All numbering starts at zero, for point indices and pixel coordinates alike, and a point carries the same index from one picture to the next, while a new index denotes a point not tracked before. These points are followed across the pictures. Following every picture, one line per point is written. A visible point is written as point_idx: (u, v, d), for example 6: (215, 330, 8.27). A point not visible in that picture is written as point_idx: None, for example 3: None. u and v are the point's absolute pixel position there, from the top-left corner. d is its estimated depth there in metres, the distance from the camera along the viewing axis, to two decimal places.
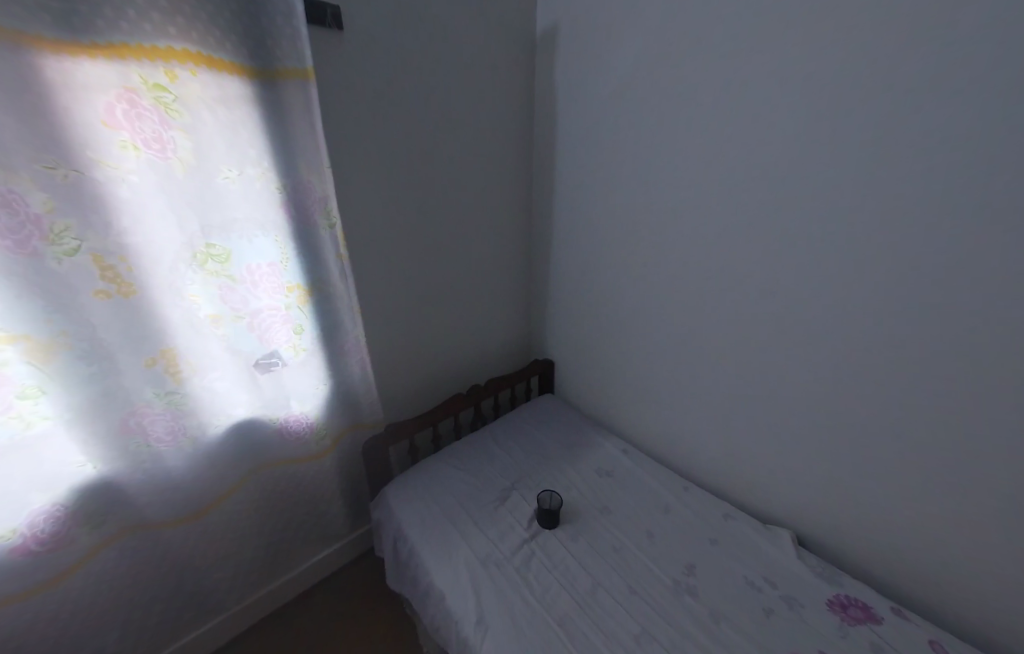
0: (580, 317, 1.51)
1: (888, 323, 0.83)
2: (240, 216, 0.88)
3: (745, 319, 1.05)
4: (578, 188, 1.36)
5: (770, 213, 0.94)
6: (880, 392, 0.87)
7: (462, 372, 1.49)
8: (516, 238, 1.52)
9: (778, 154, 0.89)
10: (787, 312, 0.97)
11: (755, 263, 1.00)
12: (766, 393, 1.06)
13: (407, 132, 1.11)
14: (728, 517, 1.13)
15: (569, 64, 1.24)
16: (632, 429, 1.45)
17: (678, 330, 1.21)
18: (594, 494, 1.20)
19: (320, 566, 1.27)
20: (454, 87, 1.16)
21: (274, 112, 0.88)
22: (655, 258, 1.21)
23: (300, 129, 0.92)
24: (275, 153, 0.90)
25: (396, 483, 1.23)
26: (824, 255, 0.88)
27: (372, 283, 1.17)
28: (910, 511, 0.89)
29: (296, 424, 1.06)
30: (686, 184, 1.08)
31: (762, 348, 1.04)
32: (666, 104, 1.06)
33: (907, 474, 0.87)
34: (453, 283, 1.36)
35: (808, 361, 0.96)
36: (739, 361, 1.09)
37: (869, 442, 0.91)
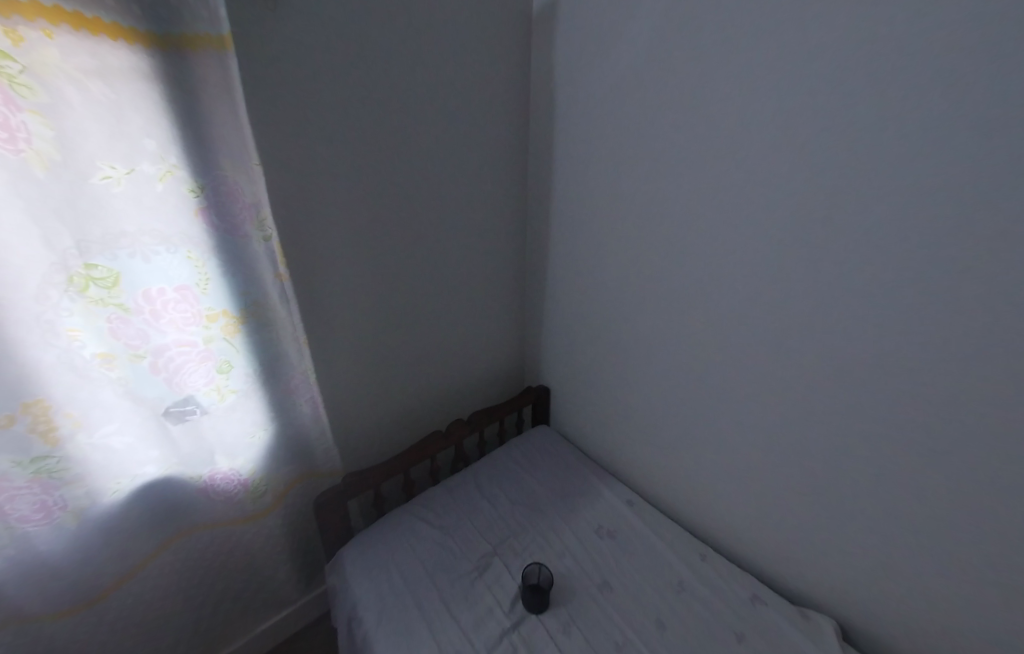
0: (579, 342, 1.30)
1: (992, 389, 0.60)
2: (135, 228, 0.67)
3: (782, 366, 0.83)
4: (578, 195, 1.14)
5: (824, 240, 0.71)
6: (972, 482, 0.64)
7: (442, 404, 1.29)
8: (508, 250, 1.31)
9: (839, 159, 0.66)
10: (841, 363, 0.74)
11: (799, 301, 0.77)
12: (807, 460, 0.84)
13: (363, 126, 0.90)
14: (755, 600, 0.91)
15: (570, 45, 1.02)
16: (637, 474, 1.25)
17: (696, 369, 0.99)
18: (592, 565, 0.99)
19: (265, 639, 1.06)
20: (426, 71, 0.94)
21: (184, 93, 0.68)
22: (668, 281, 0.99)
23: (218, 116, 0.72)
24: (184, 146, 0.70)
25: (356, 543, 1.03)
26: (900, 295, 0.65)
27: (328, 307, 0.95)
28: (1007, 633, 0.66)
29: (223, 483, 0.86)
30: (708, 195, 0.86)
31: (804, 404, 0.81)
32: (686, 94, 0.83)
33: (1008, 589, 0.64)
34: (429, 305, 1.15)
35: (867, 430, 0.74)
36: (773, 416, 0.87)
37: (951, 540, 0.69)
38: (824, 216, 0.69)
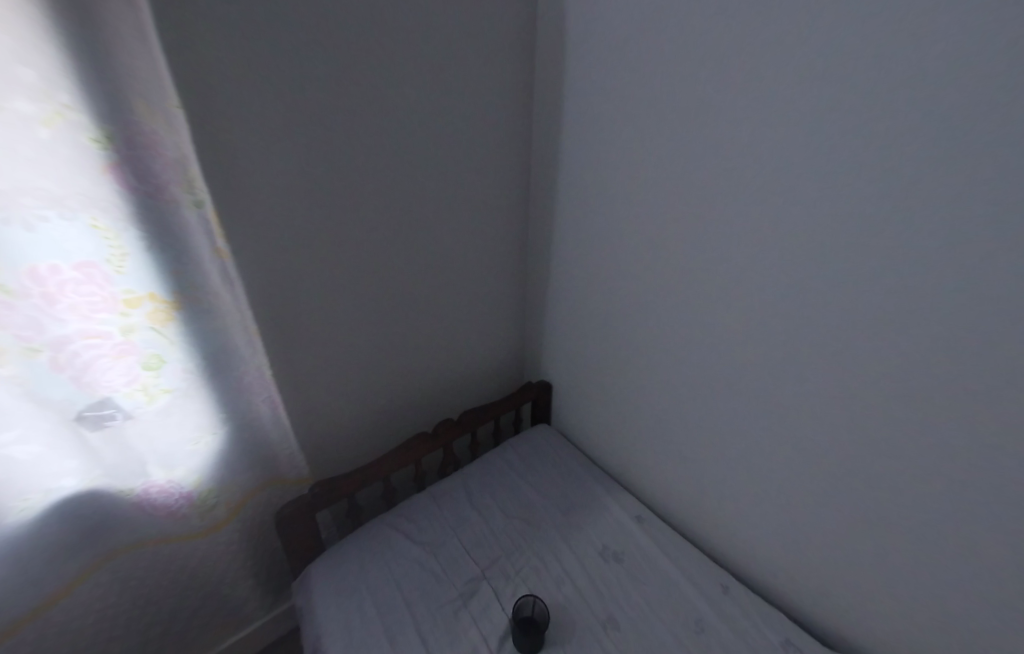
0: (587, 335, 1.14)
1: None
2: (8, 185, 0.52)
3: (839, 379, 0.65)
4: (591, 161, 0.95)
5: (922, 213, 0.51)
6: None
7: (429, 402, 1.15)
8: (508, 229, 1.14)
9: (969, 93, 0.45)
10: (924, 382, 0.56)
11: (872, 295, 0.58)
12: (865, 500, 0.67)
13: (325, 64, 0.71)
14: (788, 647, 0.76)
15: None
16: (648, 486, 1.10)
17: (725, 373, 0.82)
18: (594, 595, 0.85)
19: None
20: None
21: (73, 6, 0.51)
22: (696, 266, 0.81)
23: (122, 44, 0.55)
24: (78, 79, 0.53)
25: (326, 560, 0.91)
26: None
27: (287, 291, 0.81)
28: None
29: (162, 497, 0.73)
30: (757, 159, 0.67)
31: (865, 429, 0.64)
32: (736, 21, 0.63)
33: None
34: (412, 290, 0.99)
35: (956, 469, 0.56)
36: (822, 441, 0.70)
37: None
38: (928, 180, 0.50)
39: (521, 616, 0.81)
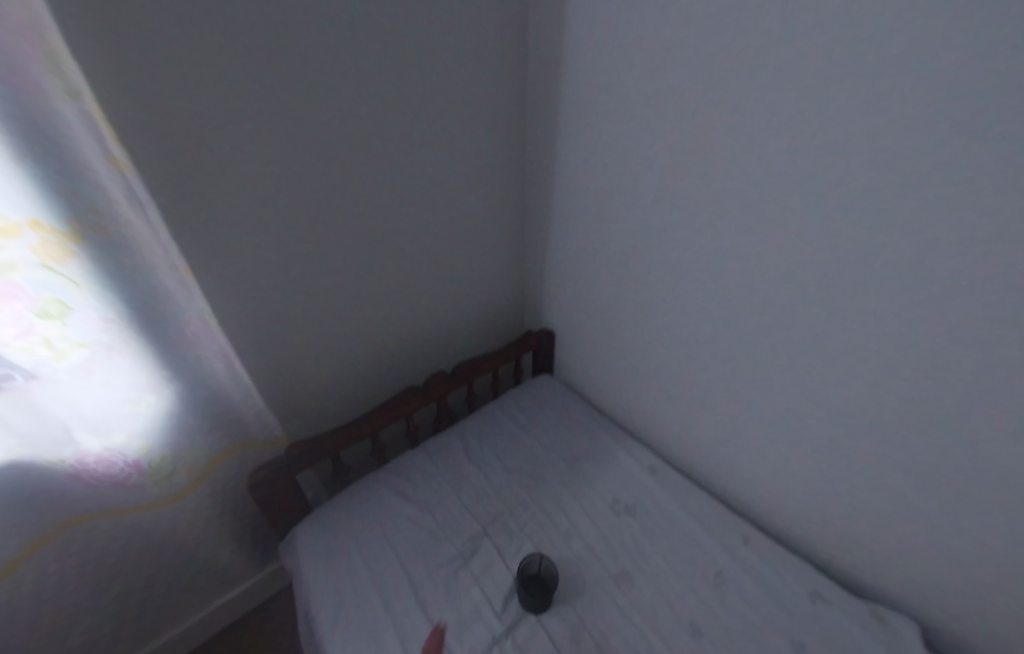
0: (592, 274, 0.99)
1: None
2: None
3: (928, 312, 0.51)
4: (602, 42, 0.73)
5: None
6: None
7: (417, 352, 1.02)
8: (505, 146, 0.93)
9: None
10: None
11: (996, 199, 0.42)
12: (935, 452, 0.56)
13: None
14: (815, 599, 0.70)
15: None
16: (661, 433, 1.02)
17: (765, 309, 0.68)
18: (606, 550, 0.79)
19: (216, 622, 0.92)
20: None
21: None
22: (736, 174, 0.63)
23: None
24: None
25: (312, 522, 0.84)
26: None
27: (224, 220, 0.63)
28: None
29: (102, 466, 0.63)
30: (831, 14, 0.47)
31: (957, 369, 0.51)
32: None
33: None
34: (388, 220, 0.82)
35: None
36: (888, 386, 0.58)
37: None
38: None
39: (527, 574, 0.74)
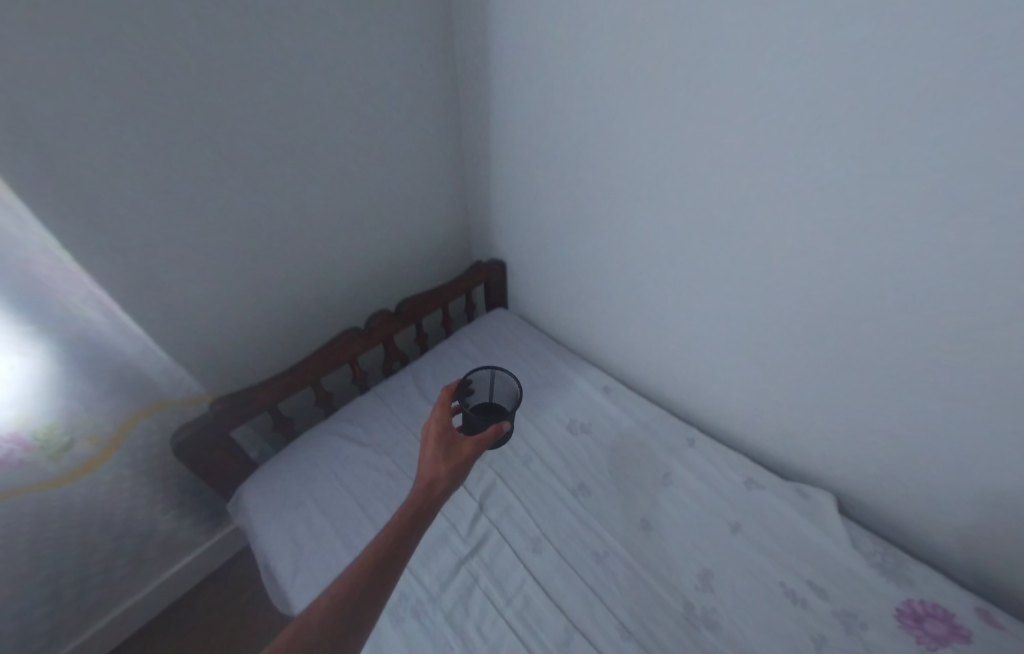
0: (539, 195, 0.93)
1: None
2: None
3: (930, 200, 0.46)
4: None
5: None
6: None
7: (350, 290, 0.93)
8: (423, 49, 0.80)
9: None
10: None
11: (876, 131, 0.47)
12: (902, 356, 0.57)
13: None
14: (750, 485, 0.77)
15: None
16: (614, 353, 1.04)
17: (724, 194, 0.64)
18: (564, 466, 0.82)
19: (184, 581, 0.89)
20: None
21: None
22: (707, 35, 0.54)
23: None
24: None
25: (259, 477, 0.79)
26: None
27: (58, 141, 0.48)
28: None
29: None
30: None
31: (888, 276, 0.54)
32: None
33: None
34: (300, 143, 0.70)
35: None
36: (871, 297, 0.56)
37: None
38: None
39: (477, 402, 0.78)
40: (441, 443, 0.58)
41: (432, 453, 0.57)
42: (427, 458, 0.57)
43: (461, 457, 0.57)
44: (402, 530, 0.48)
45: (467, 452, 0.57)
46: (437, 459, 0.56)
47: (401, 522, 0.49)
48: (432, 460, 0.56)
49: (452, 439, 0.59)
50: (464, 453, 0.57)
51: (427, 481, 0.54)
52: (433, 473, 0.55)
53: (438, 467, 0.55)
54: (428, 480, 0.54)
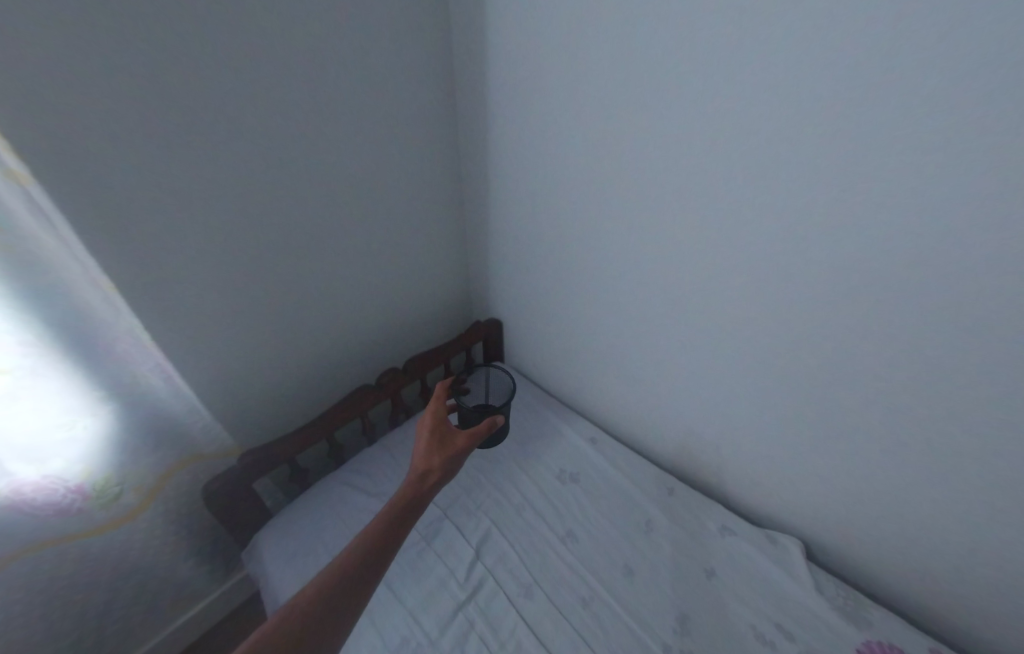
0: (530, 271, 1.09)
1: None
2: None
3: (827, 287, 0.62)
4: (528, 40, 0.77)
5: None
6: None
7: (365, 352, 1.06)
8: (436, 162, 0.99)
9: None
10: (894, 279, 0.56)
11: (783, 244, 0.63)
12: (831, 412, 0.70)
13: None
14: (724, 532, 0.85)
15: None
16: (601, 408, 1.15)
17: (677, 279, 0.80)
18: (554, 514, 0.89)
19: (189, 635, 0.92)
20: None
21: None
22: (650, 172, 0.73)
23: None
24: None
25: (274, 524, 0.86)
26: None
27: (154, 247, 0.63)
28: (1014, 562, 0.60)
29: (40, 495, 0.61)
30: (690, 98, 0.63)
31: (809, 346, 0.68)
32: None
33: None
34: (334, 236, 0.86)
35: (914, 363, 0.58)
36: (798, 363, 0.70)
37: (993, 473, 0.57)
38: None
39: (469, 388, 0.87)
40: (435, 436, 0.68)
41: (426, 443, 0.68)
42: (423, 448, 0.67)
43: (453, 448, 0.67)
44: (402, 510, 0.59)
45: (459, 443, 0.67)
46: (431, 450, 0.66)
47: (401, 502, 0.60)
48: (427, 451, 0.67)
49: (445, 432, 0.69)
50: (456, 444, 0.68)
51: (422, 468, 0.64)
52: (428, 462, 0.65)
53: (431, 456, 0.65)
54: (423, 467, 0.64)
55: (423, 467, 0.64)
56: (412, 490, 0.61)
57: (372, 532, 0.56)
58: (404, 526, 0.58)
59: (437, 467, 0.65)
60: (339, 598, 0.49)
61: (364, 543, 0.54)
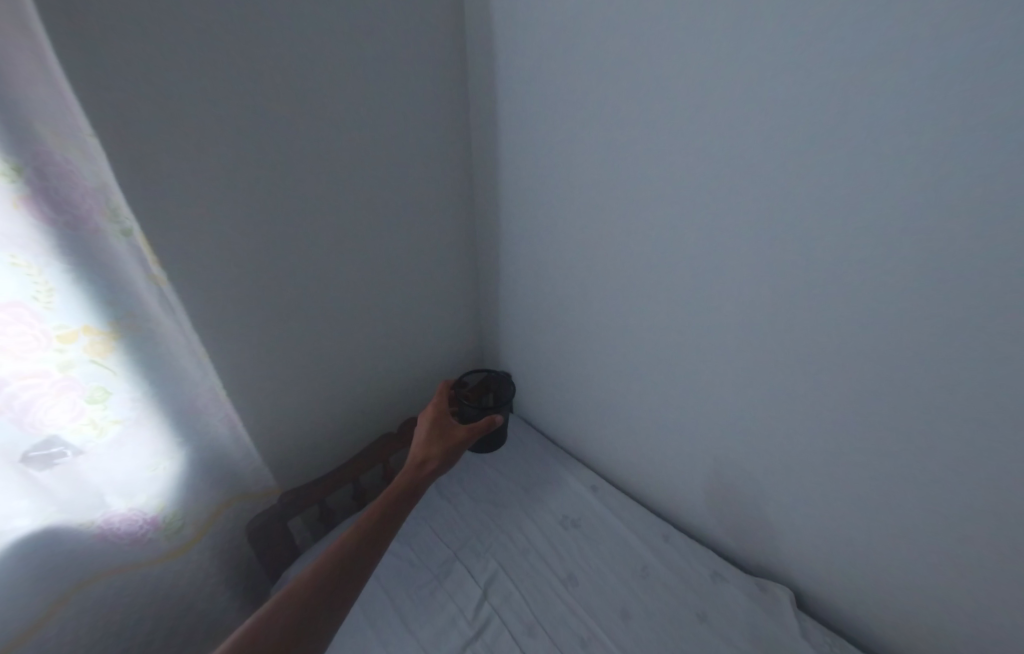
0: (536, 332, 1.24)
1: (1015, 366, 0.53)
2: None
3: (776, 356, 0.75)
4: (530, 158, 0.99)
5: (883, 179, 0.55)
6: (974, 461, 0.59)
7: (389, 404, 1.19)
8: (455, 243, 1.19)
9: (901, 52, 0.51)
10: (824, 352, 0.69)
11: (738, 319, 0.78)
12: (795, 462, 0.80)
13: (267, 52, 0.71)
14: (715, 579, 0.91)
15: (507, 27, 0.89)
16: (601, 457, 1.24)
17: (659, 344, 0.94)
18: (556, 557, 0.96)
19: None
20: (342, 4, 0.77)
21: None
22: (630, 258, 0.90)
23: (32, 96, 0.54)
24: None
25: (301, 561, 0.95)
26: (957, 262, 0.52)
27: (233, 322, 0.81)
28: (976, 602, 0.66)
29: (124, 524, 0.74)
30: (655, 208, 0.82)
31: (769, 404, 0.80)
32: (633, 114, 0.77)
33: (992, 570, 0.62)
34: (371, 307, 1.04)
35: (852, 420, 0.70)
36: (762, 418, 0.82)
37: (936, 515, 0.65)
38: (881, 126, 0.53)
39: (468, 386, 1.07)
40: (434, 428, 0.82)
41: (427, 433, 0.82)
42: (425, 438, 0.81)
43: (451, 438, 0.81)
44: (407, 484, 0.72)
45: (456, 435, 0.81)
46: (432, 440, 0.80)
47: (406, 478, 0.73)
48: (427, 439, 0.81)
49: (444, 424, 0.83)
50: (453, 436, 0.82)
51: (423, 453, 0.78)
52: (428, 449, 0.79)
53: (431, 445, 0.79)
54: (424, 453, 0.78)
55: (423, 453, 0.78)
56: (415, 471, 0.74)
57: (383, 502, 0.69)
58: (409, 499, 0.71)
59: (436, 452, 0.78)
60: (361, 551, 0.62)
61: (378, 510, 0.68)
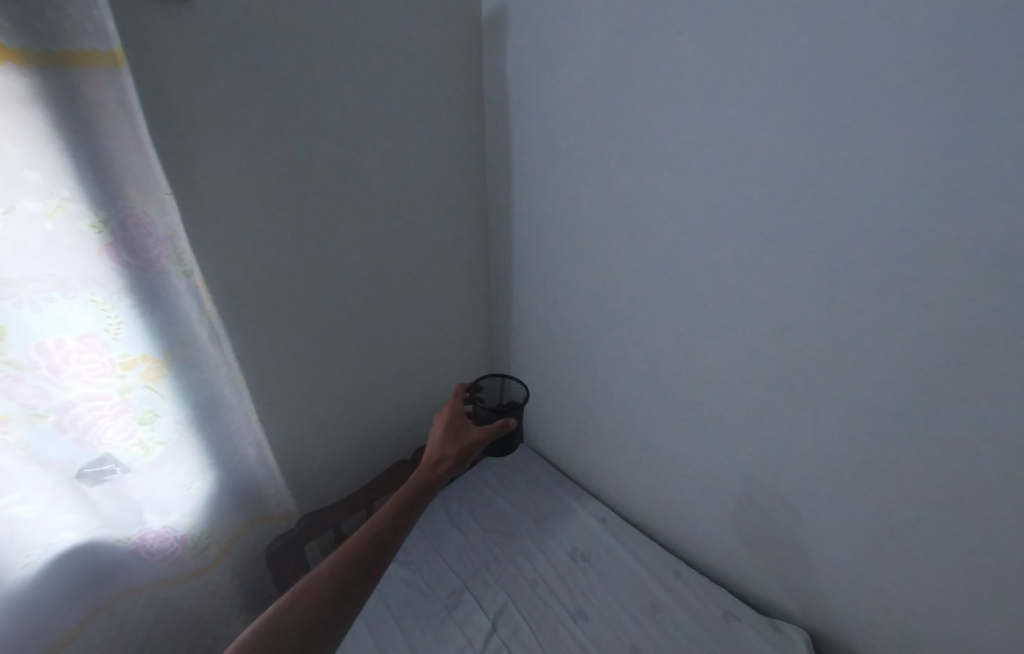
0: (546, 364, 1.30)
1: (992, 398, 0.58)
2: (55, 270, 0.60)
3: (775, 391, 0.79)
4: (542, 207, 1.09)
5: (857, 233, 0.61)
6: (968, 490, 0.62)
7: (405, 432, 1.25)
8: (472, 280, 1.28)
9: (858, 128, 0.59)
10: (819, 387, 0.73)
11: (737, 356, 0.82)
12: (800, 497, 0.81)
13: (320, 124, 0.84)
14: (728, 618, 0.89)
15: (523, 98, 1.02)
16: (611, 490, 1.25)
17: (663, 378, 0.98)
18: (566, 590, 0.97)
19: None
20: (383, 82, 0.91)
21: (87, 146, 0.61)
22: (633, 297, 0.97)
23: (125, 163, 0.64)
24: (92, 191, 0.62)
25: None
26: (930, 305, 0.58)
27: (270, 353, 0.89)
28: (992, 637, 0.66)
29: (156, 541, 0.78)
30: (655, 253, 0.89)
31: (772, 438, 0.82)
32: (634, 172, 0.87)
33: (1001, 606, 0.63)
34: (393, 340, 1.12)
35: (851, 454, 0.72)
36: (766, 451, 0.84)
37: (941, 549, 0.67)
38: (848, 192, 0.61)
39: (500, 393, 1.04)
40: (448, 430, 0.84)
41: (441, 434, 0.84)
42: (440, 438, 0.83)
43: (465, 440, 0.83)
44: (421, 486, 0.75)
45: (469, 437, 0.83)
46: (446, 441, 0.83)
47: (420, 479, 0.76)
48: (442, 440, 0.83)
49: (457, 425, 0.85)
50: (466, 438, 0.83)
51: (438, 453, 0.80)
52: (442, 450, 0.81)
53: (445, 445, 0.82)
54: (439, 453, 0.80)
55: (438, 453, 0.80)
56: (430, 472, 0.77)
57: (397, 502, 0.72)
58: (423, 499, 0.74)
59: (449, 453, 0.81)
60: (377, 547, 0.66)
61: (393, 510, 0.71)
